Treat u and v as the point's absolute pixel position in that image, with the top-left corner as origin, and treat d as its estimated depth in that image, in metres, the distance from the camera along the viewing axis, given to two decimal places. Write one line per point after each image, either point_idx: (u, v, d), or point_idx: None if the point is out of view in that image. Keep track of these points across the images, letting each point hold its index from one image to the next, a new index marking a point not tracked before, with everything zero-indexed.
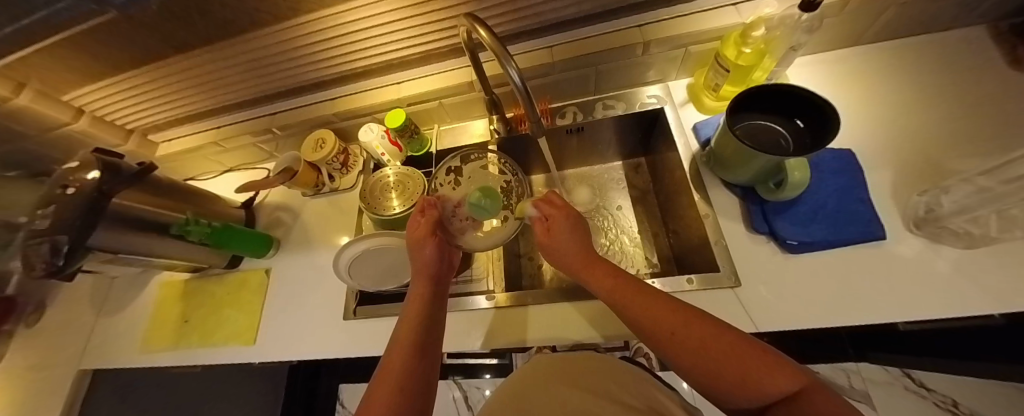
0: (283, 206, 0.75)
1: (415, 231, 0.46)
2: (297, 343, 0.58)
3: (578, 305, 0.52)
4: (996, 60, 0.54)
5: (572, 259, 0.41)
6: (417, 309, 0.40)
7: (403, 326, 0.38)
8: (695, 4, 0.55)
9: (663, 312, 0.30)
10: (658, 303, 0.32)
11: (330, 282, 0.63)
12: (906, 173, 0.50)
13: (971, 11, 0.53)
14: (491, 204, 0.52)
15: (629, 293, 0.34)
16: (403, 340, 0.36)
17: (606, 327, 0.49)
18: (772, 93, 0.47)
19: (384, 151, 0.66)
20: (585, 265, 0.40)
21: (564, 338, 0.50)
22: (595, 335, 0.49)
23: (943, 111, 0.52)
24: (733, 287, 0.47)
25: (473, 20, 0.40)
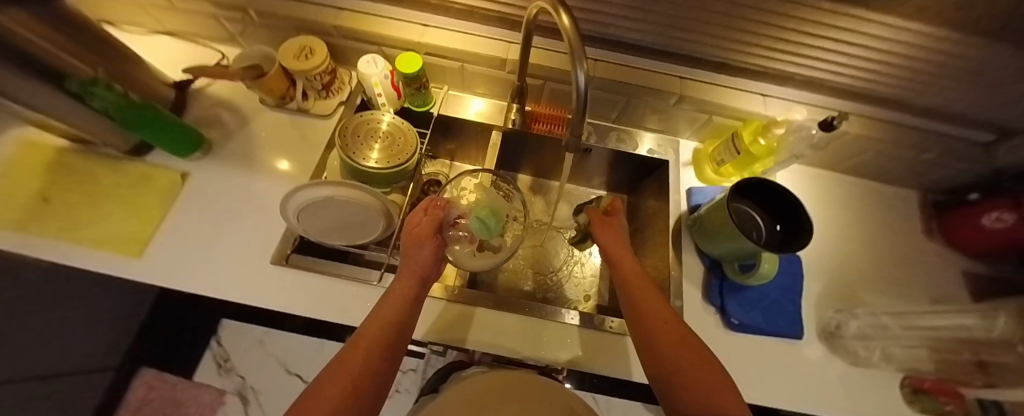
0: (227, 105, 0.61)
1: (413, 230, 0.42)
2: (200, 273, 0.47)
3: (533, 322, 0.51)
4: (915, 222, 0.66)
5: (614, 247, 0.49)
6: (395, 307, 0.36)
7: (373, 321, 0.34)
8: (736, 80, 0.57)
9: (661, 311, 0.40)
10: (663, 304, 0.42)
11: (266, 215, 0.54)
12: (831, 290, 0.58)
13: (913, 177, 0.65)
14: (494, 224, 0.48)
15: (644, 289, 0.43)
16: (371, 338, 0.32)
17: (554, 349, 0.49)
18: (773, 192, 0.51)
19: (381, 92, 0.56)
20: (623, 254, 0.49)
21: (512, 350, 0.48)
22: (541, 355, 0.49)
23: (870, 249, 0.62)
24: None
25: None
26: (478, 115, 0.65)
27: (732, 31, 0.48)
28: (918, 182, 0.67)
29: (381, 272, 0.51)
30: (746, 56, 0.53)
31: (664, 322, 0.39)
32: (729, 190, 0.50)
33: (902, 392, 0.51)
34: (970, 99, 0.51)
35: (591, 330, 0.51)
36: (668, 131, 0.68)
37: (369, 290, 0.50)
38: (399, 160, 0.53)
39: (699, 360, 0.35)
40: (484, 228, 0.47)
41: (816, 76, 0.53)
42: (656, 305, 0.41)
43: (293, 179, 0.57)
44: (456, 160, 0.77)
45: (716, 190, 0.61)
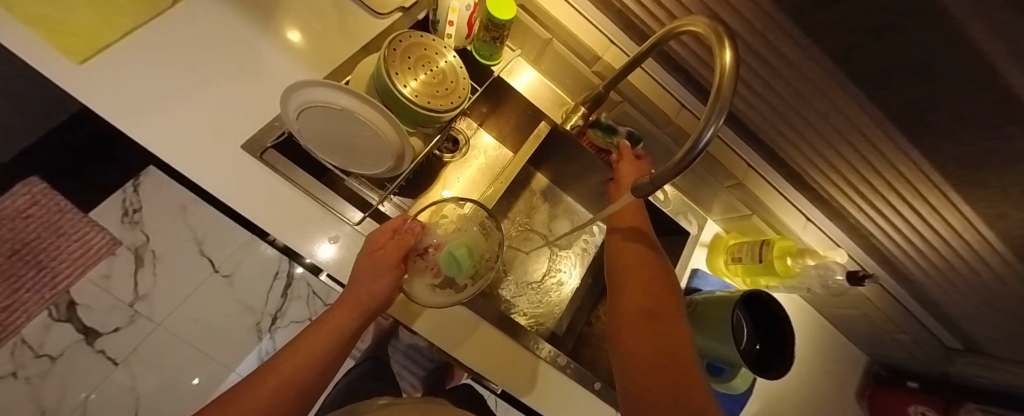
0: None
1: (372, 255, 0.36)
2: (140, 114, 0.37)
3: (478, 323, 0.47)
4: (852, 380, 0.71)
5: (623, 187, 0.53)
6: (318, 342, 0.30)
7: (299, 349, 0.29)
8: (787, 191, 0.62)
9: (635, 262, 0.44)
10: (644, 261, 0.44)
11: (261, 92, 0.45)
12: (764, 411, 0.61)
13: (867, 340, 0.71)
14: (467, 262, 0.43)
15: (630, 226, 0.49)
16: (273, 381, 0.26)
17: (510, 376, 0.47)
18: (768, 311, 0.49)
19: (454, 21, 0.49)
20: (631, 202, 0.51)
21: (474, 363, 0.45)
22: (499, 380, 0.47)
23: (809, 388, 0.66)
24: (596, 396, 0.54)
25: (718, 33, 0.28)
26: (526, 88, 0.58)
27: (819, 139, 0.51)
28: (871, 349, 0.73)
29: (363, 216, 0.46)
30: (821, 179, 0.58)
31: (637, 255, 0.45)
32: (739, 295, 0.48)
33: None
34: (950, 287, 0.65)
35: (528, 351, 0.50)
36: (694, 201, 0.65)
37: (341, 228, 0.46)
38: (439, 107, 0.44)
39: (650, 281, 0.42)
40: (454, 265, 0.42)
41: (865, 226, 0.62)
42: (635, 247, 0.46)
43: (312, 68, 0.49)
44: (482, 127, 0.70)
45: (718, 282, 0.61)
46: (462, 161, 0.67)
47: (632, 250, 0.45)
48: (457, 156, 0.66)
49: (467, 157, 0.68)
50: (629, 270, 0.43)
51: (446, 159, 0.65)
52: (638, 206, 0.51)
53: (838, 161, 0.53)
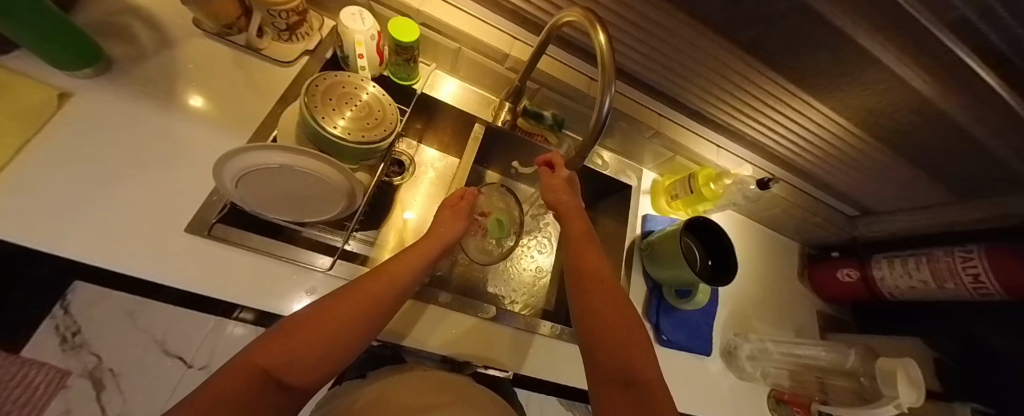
0: (156, 27, 0.51)
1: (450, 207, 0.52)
2: (58, 228, 0.34)
3: (473, 322, 0.52)
4: (792, 266, 0.85)
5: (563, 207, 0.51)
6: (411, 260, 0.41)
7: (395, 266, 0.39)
8: (697, 128, 0.72)
9: (592, 264, 0.44)
10: (600, 263, 0.45)
11: (189, 170, 0.44)
12: (733, 316, 0.71)
13: (792, 230, 0.85)
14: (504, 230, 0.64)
15: (586, 249, 0.46)
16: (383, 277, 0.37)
17: (515, 359, 0.52)
18: (710, 230, 0.59)
19: (364, 53, 0.50)
20: (570, 210, 0.51)
21: (481, 357, 0.49)
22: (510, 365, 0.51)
23: (762, 284, 0.78)
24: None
25: (596, 19, 0.35)
26: (452, 97, 0.61)
27: (707, 80, 0.60)
28: (798, 236, 0.87)
29: (332, 259, 0.48)
30: (715, 109, 0.67)
31: (601, 294, 0.41)
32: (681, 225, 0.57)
33: (769, 401, 0.65)
34: (842, 174, 0.79)
35: (533, 334, 0.56)
36: (627, 156, 0.73)
37: (314, 277, 0.47)
38: (375, 137, 0.46)
39: (616, 323, 0.39)
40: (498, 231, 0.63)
41: (762, 141, 0.74)
42: (596, 270, 0.44)
43: (235, 132, 0.49)
44: (423, 143, 0.73)
45: (666, 220, 0.69)
46: (413, 180, 0.69)
47: (584, 246, 0.47)
48: (405, 177, 0.68)
49: (416, 175, 0.70)
50: (591, 310, 0.40)
51: (397, 182, 0.67)
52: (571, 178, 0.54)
53: (722, 92, 0.62)
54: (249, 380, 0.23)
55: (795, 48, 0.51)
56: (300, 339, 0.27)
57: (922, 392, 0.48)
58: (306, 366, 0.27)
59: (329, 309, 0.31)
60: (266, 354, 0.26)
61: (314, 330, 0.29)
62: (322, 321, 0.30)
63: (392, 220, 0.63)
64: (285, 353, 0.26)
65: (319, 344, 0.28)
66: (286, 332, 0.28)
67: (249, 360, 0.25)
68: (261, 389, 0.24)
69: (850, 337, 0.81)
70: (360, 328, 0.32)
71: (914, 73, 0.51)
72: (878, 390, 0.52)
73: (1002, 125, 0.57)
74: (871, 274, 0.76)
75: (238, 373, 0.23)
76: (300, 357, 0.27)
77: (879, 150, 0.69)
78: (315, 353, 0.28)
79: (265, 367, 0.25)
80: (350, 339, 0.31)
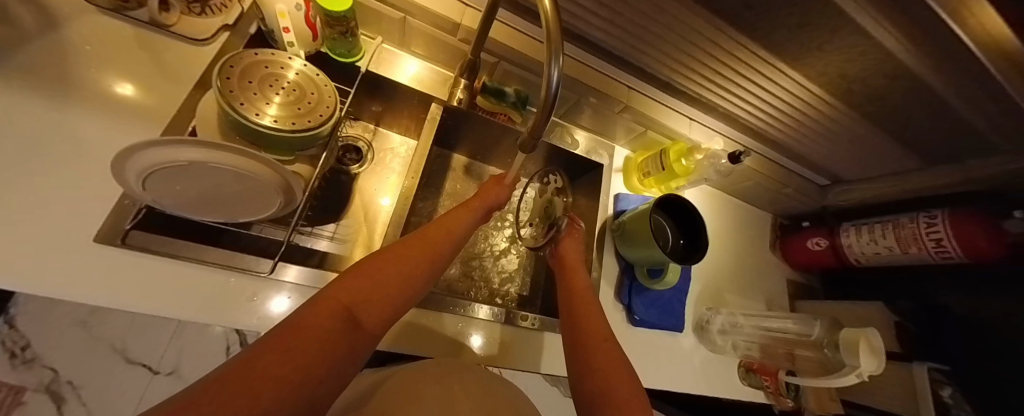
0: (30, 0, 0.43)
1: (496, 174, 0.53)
2: None
3: (440, 315, 0.51)
4: (762, 238, 0.87)
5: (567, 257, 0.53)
6: (456, 224, 0.43)
7: (438, 230, 0.40)
8: (667, 101, 0.69)
9: (587, 316, 0.44)
10: (597, 318, 0.44)
11: (91, 171, 0.38)
12: (706, 292, 0.71)
13: (763, 200, 0.86)
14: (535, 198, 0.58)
15: (584, 303, 0.46)
16: (432, 243, 0.38)
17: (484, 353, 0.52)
18: (684, 210, 0.57)
19: (290, 27, 0.44)
20: (572, 264, 0.52)
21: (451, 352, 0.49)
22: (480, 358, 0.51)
23: (735, 256, 0.79)
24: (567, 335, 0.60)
25: None
26: (407, 76, 0.57)
27: (676, 50, 0.56)
28: (767, 206, 0.88)
29: (275, 262, 0.44)
30: (686, 80, 0.64)
31: (607, 352, 0.40)
32: (652, 203, 0.55)
33: (739, 371, 0.68)
34: (812, 144, 0.78)
35: (510, 326, 0.56)
36: (600, 132, 0.72)
37: (257, 282, 0.43)
38: (309, 123, 0.41)
39: (609, 368, 0.38)
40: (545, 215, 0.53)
41: (734, 112, 0.71)
42: (593, 323, 0.44)
43: (147, 124, 0.43)
44: (381, 127, 0.68)
45: (639, 198, 0.67)
46: (374, 167, 0.64)
47: (579, 298, 0.47)
48: (367, 164, 0.63)
49: (377, 161, 0.65)
50: (591, 356, 0.40)
51: (356, 170, 0.62)
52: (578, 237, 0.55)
53: (693, 62, 0.59)
54: (333, 315, 0.25)
55: (767, 10, 0.47)
56: (369, 287, 0.29)
57: (882, 360, 0.49)
58: (378, 309, 0.29)
59: (388, 263, 0.33)
60: (344, 296, 0.28)
61: (379, 280, 0.31)
62: (385, 272, 0.32)
63: (353, 209, 0.59)
64: (358, 296, 0.28)
65: (383, 292, 0.30)
66: (355, 279, 0.30)
67: (329, 298, 0.27)
68: (345, 324, 0.26)
69: (819, 305, 0.84)
70: (418, 281, 0.34)
71: (892, 36, 0.48)
72: (839, 361, 0.53)
73: (974, 89, 0.55)
74: (840, 242, 0.79)
75: (322, 310, 0.25)
76: (371, 301, 0.29)
77: (853, 119, 0.68)
78: (383, 297, 0.30)
79: (344, 305, 0.27)
80: (410, 293, 0.33)
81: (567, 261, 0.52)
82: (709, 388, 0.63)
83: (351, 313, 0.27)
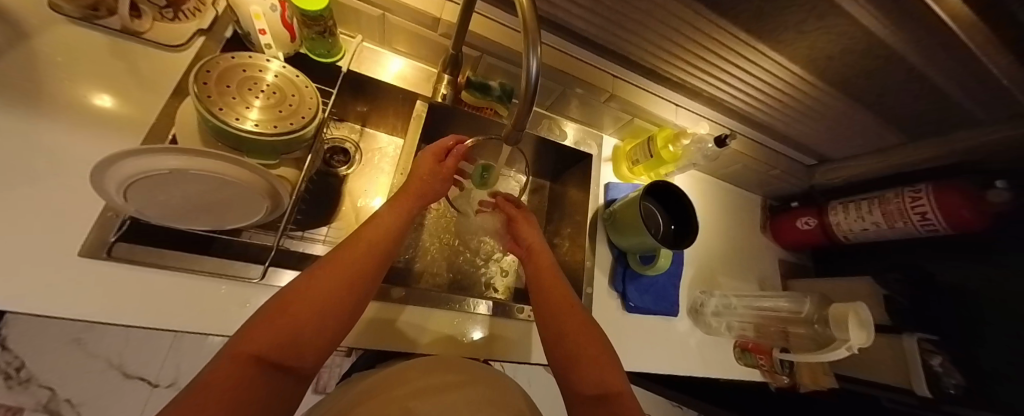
0: None
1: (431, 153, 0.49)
2: None
3: (436, 311, 0.51)
4: (752, 220, 0.88)
5: (530, 243, 0.54)
6: (383, 227, 0.41)
7: (361, 236, 0.39)
8: (652, 88, 0.70)
9: (558, 298, 0.46)
10: (568, 300, 0.46)
11: (71, 184, 0.38)
12: (699, 275, 0.73)
13: (750, 183, 0.87)
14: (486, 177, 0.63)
15: (554, 288, 0.47)
16: (354, 254, 0.37)
17: (481, 346, 0.52)
18: (673, 196, 0.57)
19: (266, 29, 0.43)
20: (535, 250, 0.53)
21: (446, 348, 0.50)
22: (478, 351, 0.52)
23: (727, 239, 0.80)
24: None
25: None
26: (391, 74, 0.57)
27: (658, 37, 0.57)
28: (756, 188, 0.90)
29: (265, 267, 0.43)
30: (669, 67, 0.65)
31: (578, 329, 0.42)
32: (640, 190, 0.56)
33: (735, 351, 0.70)
34: (796, 125, 0.79)
35: (508, 319, 0.56)
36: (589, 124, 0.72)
37: (249, 288, 0.42)
38: (291, 125, 0.40)
39: (584, 342, 0.41)
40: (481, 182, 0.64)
41: (718, 96, 0.72)
42: (559, 294, 0.46)
43: (125, 134, 0.42)
44: (368, 127, 0.67)
45: (629, 187, 0.68)
46: (363, 168, 0.64)
47: (548, 281, 0.48)
48: (355, 165, 0.63)
49: (365, 161, 0.64)
50: (554, 332, 0.43)
51: (345, 171, 0.62)
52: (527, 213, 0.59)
53: (675, 48, 0.59)
54: (238, 369, 0.25)
55: None
56: (281, 329, 0.29)
57: (870, 333, 0.50)
58: (295, 347, 0.29)
59: (305, 291, 0.32)
60: (250, 345, 0.27)
61: (293, 313, 0.30)
62: (297, 306, 0.30)
63: (343, 211, 0.59)
64: (269, 341, 0.28)
65: (300, 329, 0.30)
66: (266, 320, 0.29)
67: (234, 351, 0.26)
68: (256, 375, 0.26)
69: (810, 283, 0.86)
70: (343, 298, 0.34)
71: (869, 13, 0.49)
72: (829, 335, 0.54)
73: (952, 64, 0.56)
74: (827, 221, 0.80)
75: (224, 369, 0.25)
76: (285, 339, 0.29)
77: (837, 99, 0.69)
78: (300, 335, 0.30)
79: (253, 356, 0.27)
80: (334, 322, 0.32)
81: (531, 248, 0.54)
82: (705, 370, 0.64)
83: (263, 360, 0.27)
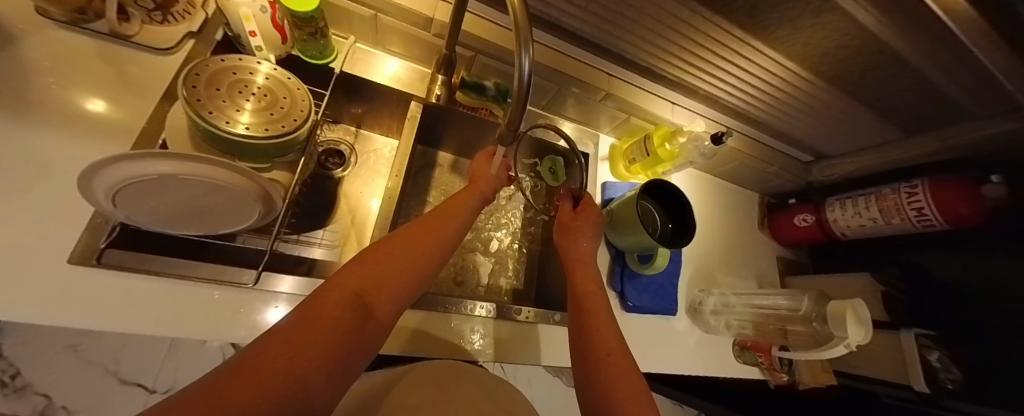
0: None
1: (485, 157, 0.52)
2: None
3: (433, 314, 0.51)
4: (750, 217, 0.88)
5: (579, 253, 0.52)
6: (461, 204, 0.44)
7: (444, 210, 0.42)
8: (648, 86, 0.70)
9: (596, 312, 0.43)
10: (605, 318, 0.43)
11: (57, 190, 0.37)
12: (697, 273, 0.72)
13: (747, 180, 0.87)
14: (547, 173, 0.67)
15: (597, 307, 0.44)
16: (436, 224, 0.39)
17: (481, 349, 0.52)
18: (672, 194, 0.57)
19: (256, 31, 0.43)
20: (579, 263, 0.50)
21: (443, 352, 0.49)
22: (474, 355, 0.51)
23: (725, 237, 0.80)
24: (560, 326, 0.60)
25: None
26: (385, 75, 0.56)
27: (654, 35, 0.56)
28: (752, 185, 0.90)
29: (258, 272, 0.43)
30: (665, 65, 0.64)
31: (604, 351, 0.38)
32: (638, 189, 0.55)
33: (734, 349, 0.70)
34: (792, 122, 0.79)
35: (507, 320, 0.55)
36: (585, 123, 0.72)
37: (242, 294, 0.42)
38: (282, 128, 0.40)
39: (615, 356, 0.38)
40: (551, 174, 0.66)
41: (714, 94, 0.72)
42: (597, 305, 0.45)
43: (114, 139, 0.41)
44: (363, 129, 0.67)
45: (626, 186, 0.68)
46: (358, 170, 0.63)
47: (587, 295, 0.46)
48: (350, 167, 0.62)
49: (360, 164, 0.64)
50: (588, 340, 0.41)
51: (340, 174, 0.61)
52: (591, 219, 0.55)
53: (671, 45, 0.59)
54: (343, 301, 0.27)
55: None
56: (378, 273, 0.31)
57: (869, 329, 0.51)
58: (386, 295, 0.31)
59: (397, 248, 0.34)
60: (354, 283, 0.29)
61: (388, 263, 0.32)
62: (392, 258, 0.33)
63: (338, 214, 0.58)
64: (367, 283, 0.30)
65: (392, 278, 0.32)
66: (363, 266, 0.31)
67: (340, 285, 0.28)
68: (355, 311, 0.27)
69: (808, 280, 0.86)
70: (427, 263, 0.35)
71: (864, 10, 0.48)
72: (828, 333, 0.54)
73: (947, 58, 0.56)
74: (825, 217, 0.80)
75: (333, 299, 0.27)
76: (380, 286, 0.30)
77: (833, 95, 0.69)
78: (391, 284, 0.31)
79: (355, 292, 0.28)
80: (420, 279, 0.34)
81: (574, 257, 0.51)
82: (705, 369, 0.64)
83: (361, 299, 0.28)
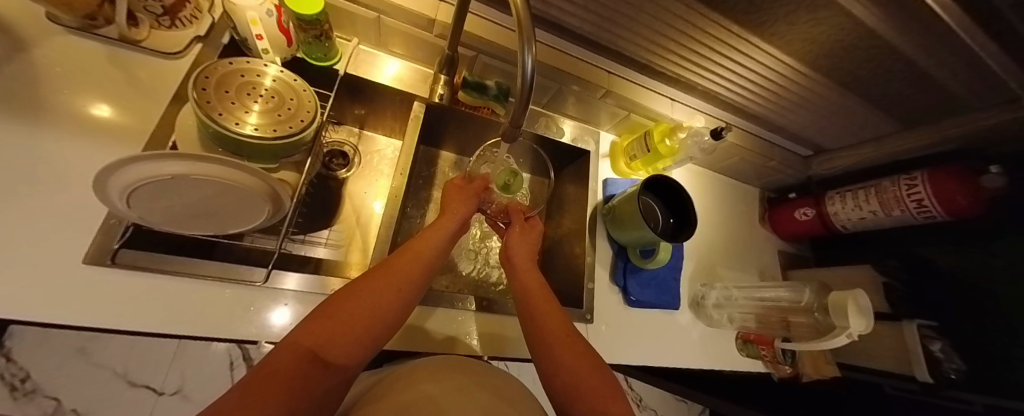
0: None
1: (456, 184, 0.53)
2: None
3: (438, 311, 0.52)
4: (750, 212, 0.89)
5: (522, 255, 0.51)
6: (432, 238, 0.44)
7: (416, 244, 0.42)
8: (648, 83, 0.70)
9: (551, 314, 0.42)
10: (559, 326, 0.41)
11: (72, 192, 0.38)
12: (699, 267, 0.73)
13: (747, 175, 0.87)
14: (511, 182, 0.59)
15: (553, 315, 0.42)
16: (403, 262, 0.39)
17: (485, 344, 0.52)
18: (672, 190, 0.58)
19: (263, 34, 0.44)
20: (523, 268, 0.49)
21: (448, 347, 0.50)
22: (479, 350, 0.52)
23: (725, 231, 0.80)
24: None
25: None
26: (387, 76, 0.57)
27: (651, 33, 0.57)
28: (752, 179, 0.90)
29: (268, 270, 0.44)
30: (664, 62, 0.65)
31: (569, 343, 0.39)
32: (639, 185, 0.56)
33: (737, 342, 0.70)
34: (791, 116, 0.80)
35: (511, 316, 0.56)
36: (585, 121, 0.73)
37: (252, 293, 0.43)
38: (290, 129, 0.40)
39: (578, 360, 0.38)
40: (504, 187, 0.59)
41: (712, 90, 0.73)
42: (541, 296, 0.45)
43: (127, 141, 0.42)
44: (366, 130, 0.68)
45: (626, 182, 0.69)
46: (361, 170, 0.64)
47: (536, 295, 0.45)
48: (354, 168, 0.63)
49: (364, 164, 0.65)
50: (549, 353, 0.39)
51: (344, 174, 0.62)
52: (535, 230, 0.55)
53: (670, 42, 0.59)
54: (295, 359, 0.27)
55: None
56: (338, 323, 0.31)
57: (870, 320, 0.51)
58: (345, 346, 0.30)
59: (358, 295, 0.34)
60: (309, 339, 0.29)
61: (349, 312, 0.32)
62: (353, 305, 0.33)
63: (343, 214, 0.59)
64: (324, 337, 0.30)
65: (350, 327, 0.31)
66: (322, 317, 0.31)
67: (294, 343, 0.28)
68: (309, 371, 0.27)
69: (810, 273, 0.86)
70: (391, 306, 0.35)
71: (860, 4, 0.49)
72: (830, 323, 0.55)
73: (943, 52, 0.57)
74: (826, 211, 0.80)
75: (286, 358, 0.27)
76: (337, 337, 0.30)
77: (832, 90, 0.69)
78: (350, 333, 0.31)
79: (311, 349, 0.29)
80: (385, 322, 0.34)
81: (517, 261, 0.50)
82: (708, 361, 0.65)
83: (317, 354, 0.28)
